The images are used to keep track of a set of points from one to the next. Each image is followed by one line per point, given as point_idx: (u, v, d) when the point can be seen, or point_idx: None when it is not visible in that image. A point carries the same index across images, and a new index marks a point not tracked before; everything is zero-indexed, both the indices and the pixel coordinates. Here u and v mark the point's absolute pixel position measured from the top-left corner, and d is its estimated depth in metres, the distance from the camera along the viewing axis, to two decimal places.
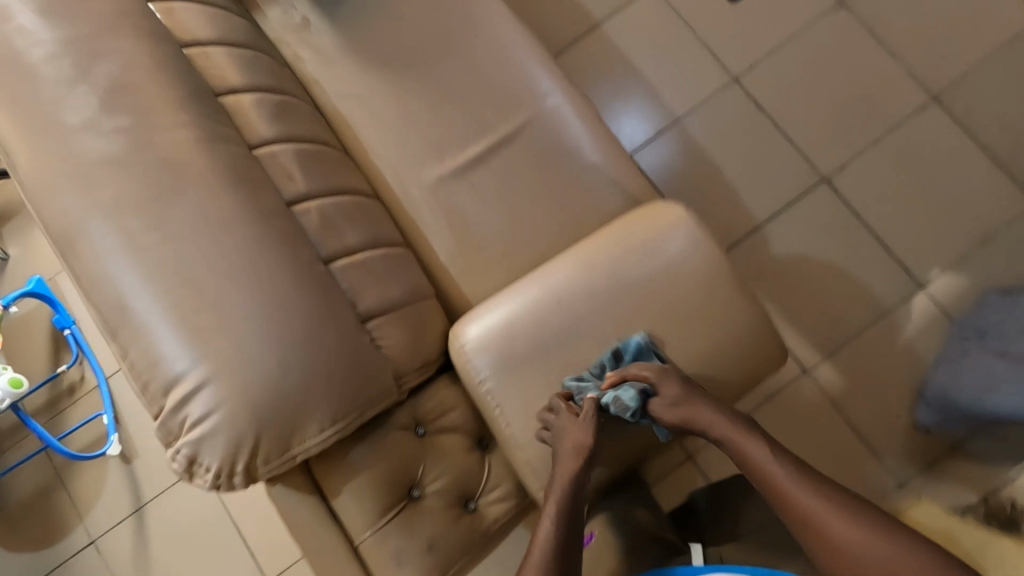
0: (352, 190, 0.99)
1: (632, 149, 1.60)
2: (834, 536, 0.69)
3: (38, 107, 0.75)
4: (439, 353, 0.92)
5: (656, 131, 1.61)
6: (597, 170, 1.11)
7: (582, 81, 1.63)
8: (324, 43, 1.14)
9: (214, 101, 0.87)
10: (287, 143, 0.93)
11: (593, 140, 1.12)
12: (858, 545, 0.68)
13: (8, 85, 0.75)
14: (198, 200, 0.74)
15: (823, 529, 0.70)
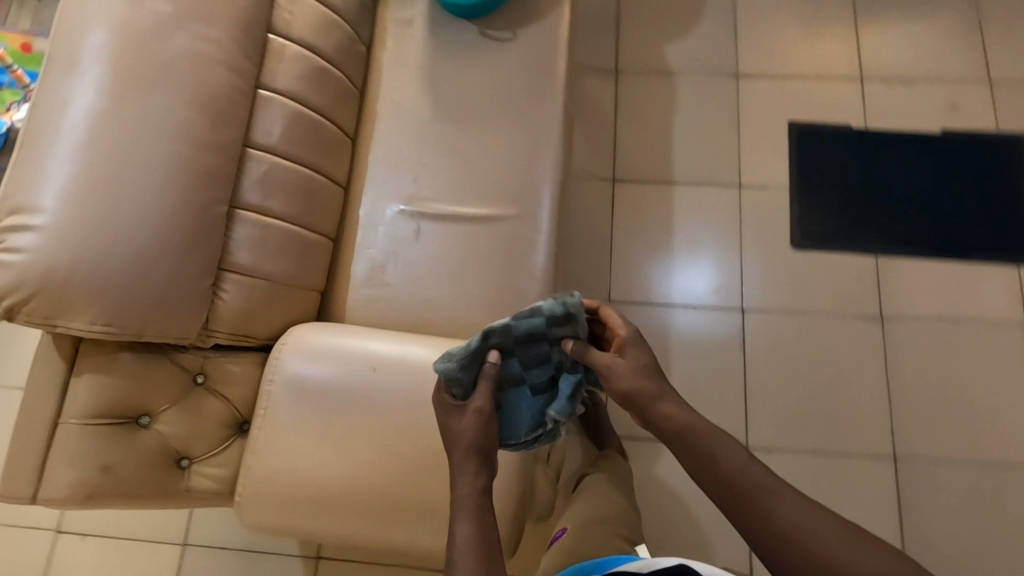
0: (320, 169, 1.08)
1: (616, 299, 1.62)
2: (781, 529, 0.64)
3: None
4: (269, 336, 1.00)
5: (647, 300, 1.61)
6: (527, 296, 1.11)
7: (623, 216, 1.67)
8: (408, 46, 1.24)
9: (259, 37, 0.98)
10: (292, 101, 1.03)
11: (545, 272, 1.12)
12: (803, 540, 0.63)
13: None
14: (163, 100, 0.86)
15: (768, 518, 0.65)
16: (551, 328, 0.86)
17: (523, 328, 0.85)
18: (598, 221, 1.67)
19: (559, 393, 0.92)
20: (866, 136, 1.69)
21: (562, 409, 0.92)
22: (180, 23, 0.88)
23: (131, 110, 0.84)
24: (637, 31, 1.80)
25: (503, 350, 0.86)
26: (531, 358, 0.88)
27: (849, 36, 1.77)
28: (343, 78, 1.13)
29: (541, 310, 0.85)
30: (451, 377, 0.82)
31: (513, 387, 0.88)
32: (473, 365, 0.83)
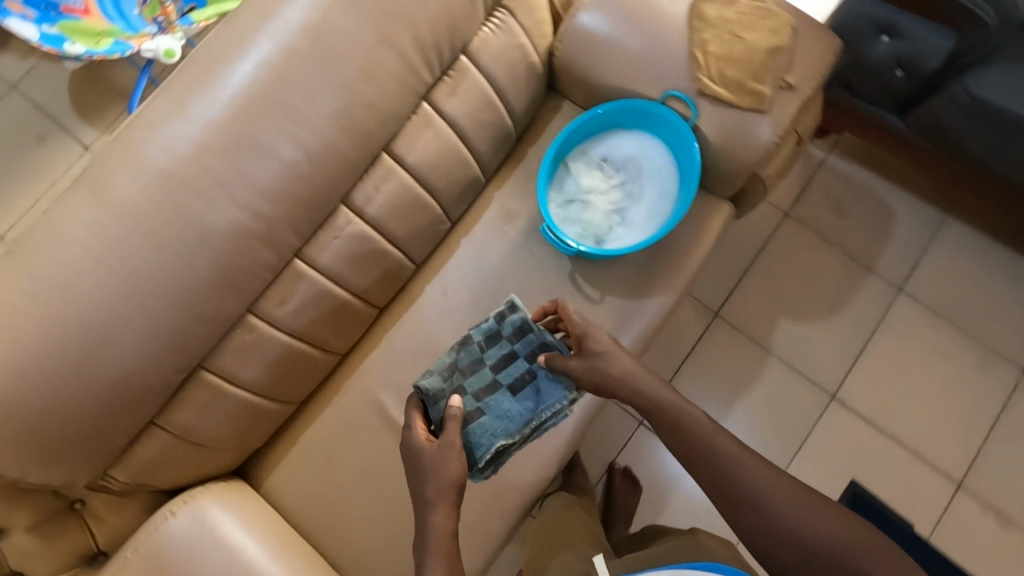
0: (320, 344, 0.97)
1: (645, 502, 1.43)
2: (743, 481, 0.80)
3: (206, 90, 0.79)
4: (169, 486, 0.93)
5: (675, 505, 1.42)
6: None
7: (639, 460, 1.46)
8: (493, 242, 1.10)
9: (324, 212, 0.88)
10: (326, 277, 0.92)
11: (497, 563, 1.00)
12: (764, 492, 0.79)
13: (219, 58, 0.79)
14: (177, 261, 0.78)
15: (736, 475, 0.80)
16: (503, 326, 1.01)
17: (480, 336, 1.01)
18: (611, 446, 1.47)
19: (537, 386, 0.99)
20: (922, 549, 1.44)
21: (547, 398, 0.99)
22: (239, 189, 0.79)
23: (141, 259, 0.76)
24: (761, 284, 1.61)
25: (471, 353, 1.00)
26: (496, 361, 1.00)
27: (979, 431, 1.51)
28: (402, 257, 1.02)
29: (488, 321, 1.02)
30: (433, 390, 0.96)
31: (488, 392, 0.99)
32: (440, 382, 0.98)
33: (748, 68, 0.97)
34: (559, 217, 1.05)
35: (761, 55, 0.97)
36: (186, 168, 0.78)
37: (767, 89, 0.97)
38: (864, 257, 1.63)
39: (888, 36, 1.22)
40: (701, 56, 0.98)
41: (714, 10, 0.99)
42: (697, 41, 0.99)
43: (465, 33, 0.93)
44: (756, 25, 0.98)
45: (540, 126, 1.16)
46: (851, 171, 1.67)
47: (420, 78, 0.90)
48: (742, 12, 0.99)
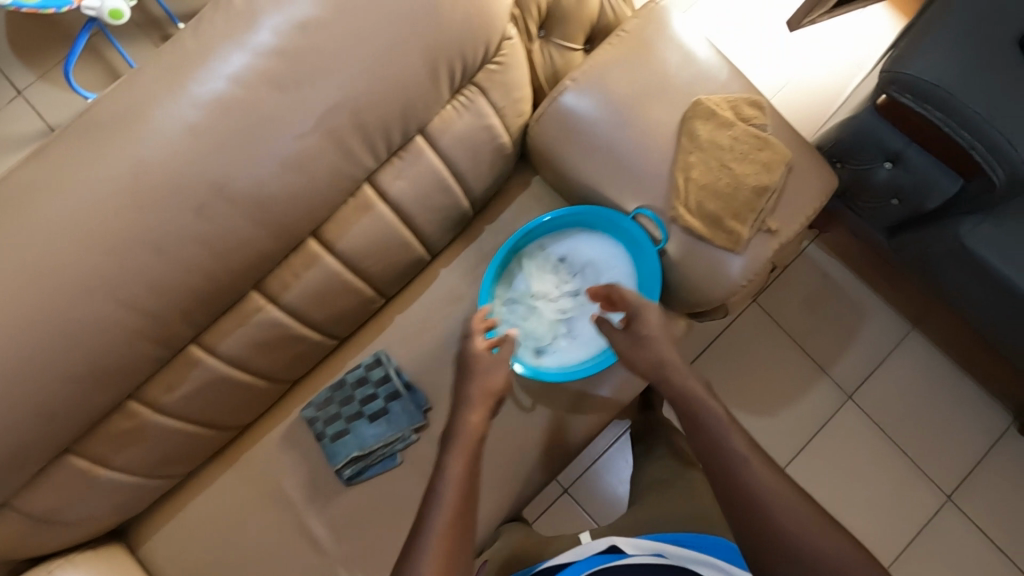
0: (215, 424, 0.89)
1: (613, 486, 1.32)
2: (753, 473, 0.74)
3: (91, 163, 0.66)
4: (25, 557, 0.85)
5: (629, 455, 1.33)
6: None
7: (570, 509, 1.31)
8: (429, 326, 1.02)
9: (229, 301, 0.78)
10: (230, 363, 0.83)
11: None
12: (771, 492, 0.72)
13: (114, 127, 0.67)
14: (32, 362, 0.67)
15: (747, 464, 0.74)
16: (370, 373, 0.99)
17: (347, 377, 0.99)
18: (534, 512, 1.31)
19: (393, 424, 0.97)
20: None
21: (402, 437, 0.97)
22: (117, 287, 0.68)
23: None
24: (714, 369, 1.57)
25: (335, 393, 0.98)
26: (358, 402, 0.98)
27: (889, 551, 1.52)
28: (322, 338, 0.93)
29: (358, 365, 0.99)
30: (308, 419, 0.97)
31: (348, 427, 0.97)
32: (314, 414, 0.97)
33: (729, 205, 0.87)
34: (501, 317, 0.97)
35: (748, 192, 0.87)
36: (50, 255, 0.65)
37: (746, 230, 0.88)
38: (822, 357, 1.58)
39: (892, 163, 1.12)
40: (681, 181, 0.89)
41: (707, 129, 0.89)
42: (682, 163, 0.89)
43: (423, 116, 0.81)
44: (749, 155, 0.88)
45: (503, 203, 1.05)
46: (829, 265, 1.61)
47: (361, 165, 0.78)
48: (737, 138, 0.89)
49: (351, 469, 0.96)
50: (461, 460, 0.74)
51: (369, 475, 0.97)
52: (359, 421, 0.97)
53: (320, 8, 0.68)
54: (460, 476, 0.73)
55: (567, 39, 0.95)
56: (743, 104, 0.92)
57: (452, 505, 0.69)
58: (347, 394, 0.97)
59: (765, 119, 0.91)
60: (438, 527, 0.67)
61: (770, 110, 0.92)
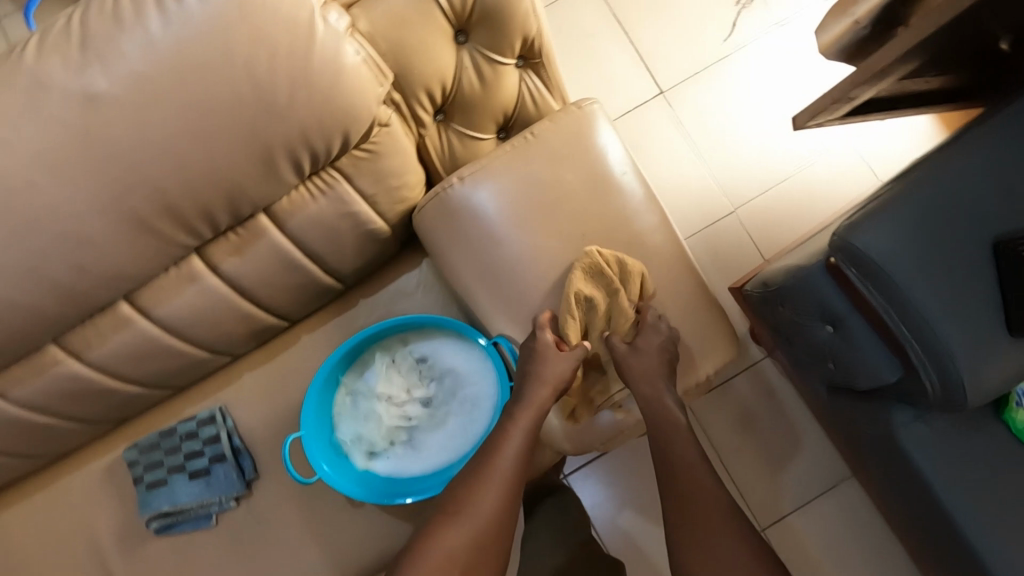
0: (20, 454, 0.86)
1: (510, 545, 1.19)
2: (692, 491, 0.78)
3: None
4: None
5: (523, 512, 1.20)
6: None
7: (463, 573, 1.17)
8: (276, 394, 0.96)
9: (17, 354, 0.73)
10: (30, 406, 0.80)
11: None
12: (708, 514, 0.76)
13: None
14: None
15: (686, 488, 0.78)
16: (202, 429, 0.94)
17: (178, 426, 0.94)
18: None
19: (213, 487, 0.93)
20: None
21: (219, 502, 0.93)
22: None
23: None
24: None
25: (163, 440, 0.94)
26: (184, 454, 0.93)
27: None
28: (149, 390, 0.88)
29: (194, 416, 0.95)
30: (129, 460, 0.93)
31: (167, 479, 0.93)
32: (136, 456, 0.93)
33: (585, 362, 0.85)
34: (341, 408, 0.90)
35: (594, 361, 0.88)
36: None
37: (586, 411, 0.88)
38: (743, 481, 1.46)
39: (832, 328, 0.98)
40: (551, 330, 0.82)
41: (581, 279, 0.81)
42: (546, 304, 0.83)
43: (261, 199, 0.73)
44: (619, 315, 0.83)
45: (385, 278, 0.97)
46: (778, 385, 1.48)
47: (177, 243, 0.71)
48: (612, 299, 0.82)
49: (162, 519, 0.93)
50: (517, 448, 0.78)
51: (179, 530, 0.94)
52: (179, 475, 0.93)
53: (115, 84, 0.60)
54: (512, 460, 0.77)
55: (471, 128, 0.84)
56: (626, 252, 0.84)
57: (495, 492, 0.74)
58: (173, 445, 0.93)
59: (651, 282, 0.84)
60: (489, 505, 0.74)
61: (668, 263, 0.85)
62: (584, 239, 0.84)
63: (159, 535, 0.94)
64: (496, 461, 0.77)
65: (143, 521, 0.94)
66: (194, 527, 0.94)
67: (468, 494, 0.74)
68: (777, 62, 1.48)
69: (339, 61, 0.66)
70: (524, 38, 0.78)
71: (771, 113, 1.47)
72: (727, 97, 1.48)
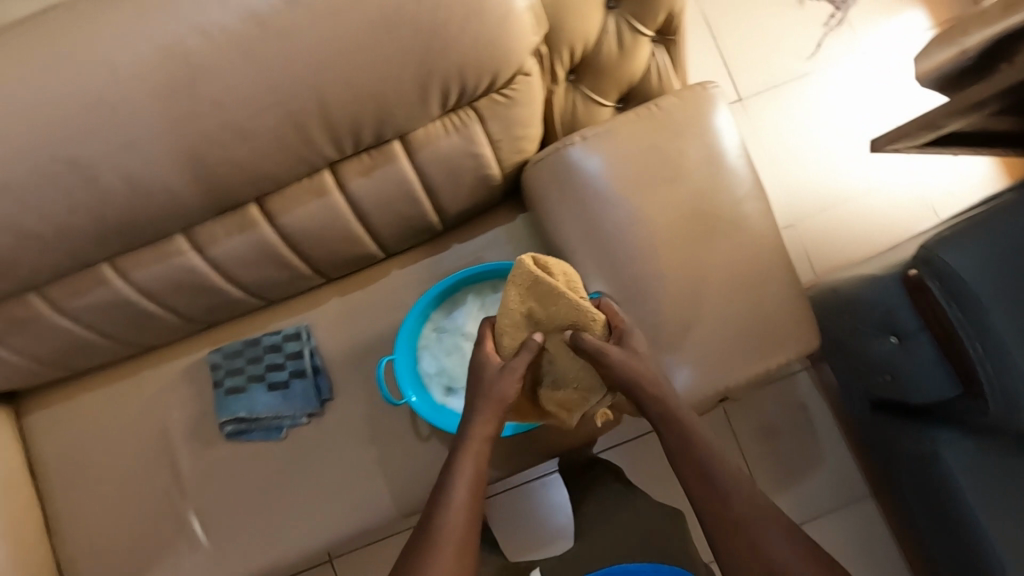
0: (116, 339, 0.89)
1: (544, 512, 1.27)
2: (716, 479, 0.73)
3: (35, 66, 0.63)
4: None
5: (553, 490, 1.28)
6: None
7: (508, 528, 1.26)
8: (359, 321, 0.99)
9: (149, 236, 0.76)
10: (142, 291, 0.83)
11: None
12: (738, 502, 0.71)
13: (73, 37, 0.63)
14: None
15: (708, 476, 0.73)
16: (286, 344, 0.97)
17: (263, 338, 0.97)
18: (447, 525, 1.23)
19: (288, 401, 0.96)
20: None
21: (291, 417, 0.96)
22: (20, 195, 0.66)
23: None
24: None
25: (246, 349, 0.97)
26: (265, 366, 0.97)
27: None
28: (247, 297, 0.91)
29: (279, 330, 0.98)
30: (211, 363, 0.97)
31: (245, 387, 0.96)
32: (219, 361, 0.97)
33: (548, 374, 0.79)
34: (426, 343, 0.93)
35: (564, 387, 0.80)
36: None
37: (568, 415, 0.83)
38: (764, 486, 1.50)
39: (897, 339, 1.01)
40: (518, 363, 0.75)
41: (523, 300, 0.74)
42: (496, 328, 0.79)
43: (402, 125, 0.76)
44: (715, 289, 0.87)
45: (478, 227, 1.00)
46: (811, 399, 1.51)
47: (319, 153, 0.75)
48: (564, 315, 0.74)
49: (234, 425, 0.96)
50: (465, 487, 0.73)
51: (248, 438, 0.97)
52: (257, 385, 0.96)
53: None
54: None
55: (597, 93, 0.87)
56: (728, 233, 0.87)
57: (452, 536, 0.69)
58: (255, 355, 0.97)
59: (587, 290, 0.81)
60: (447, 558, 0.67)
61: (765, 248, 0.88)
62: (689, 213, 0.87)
63: (227, 439, 0.98)
64: (445, 514, 0.71)
65: (216, 424, 0.97)
66: (262, 437, 0.97)
67: (424, 553, 0.68)
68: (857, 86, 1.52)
69: (510, 3, 0.69)
70: (668, 13, 0.82)
71: (845, 134, 1.51)
72: (805, 113, 1.52)
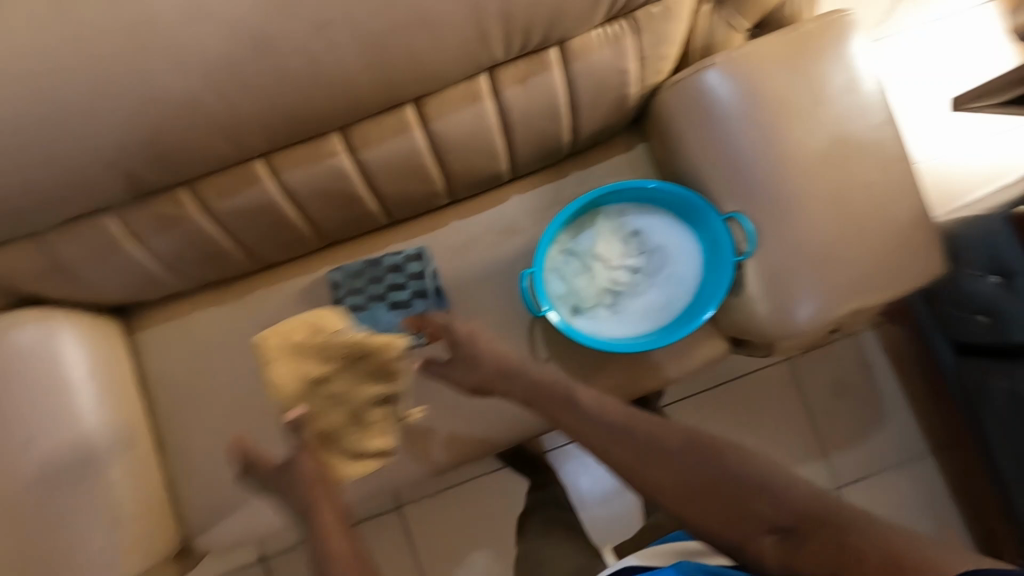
0: (248, 249, 0.89)
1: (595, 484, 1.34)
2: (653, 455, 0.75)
3: None
4: (32, 295, 0.88)
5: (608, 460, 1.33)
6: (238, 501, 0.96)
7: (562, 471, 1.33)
8: (478, 245, 0.99)
9: (309, 131, 0.76)
10: (287, 195, 0.82)
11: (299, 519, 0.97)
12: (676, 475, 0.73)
13: None
14: (108, 114, 0.67)
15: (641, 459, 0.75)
16: (407, 266, 0.97)
17: (384, 259, 0.97)
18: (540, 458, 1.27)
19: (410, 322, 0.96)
20: None
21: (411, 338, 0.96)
22: (210, 73, 0.67)
23: (61, 83, 0.65)
24: (723, 407, 1.53)
25: (367, 269, 0.96)
26: (386, 287, 0.96)
27: None
28: (377, 212, 0.91)
29: (400, 252, 0.97)
30: (333, 281, 0.96)
31: (368, 306, 0.96)
32: (340, 279, 0.96)
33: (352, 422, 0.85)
34: (553, 265, 0.93)
35: (372, 411, 0.86)
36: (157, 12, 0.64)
37: (391, 427, 0.89)
38: (827, 441, 1.53)
39: (999, 279, 1.04)
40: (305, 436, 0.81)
41: (292, 367, 0.80)
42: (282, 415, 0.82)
43: (566, 30, 0.77)
44: (847, 214, 0.88)
45: (598, 156, 1.01)
46: (875, 358, 1.54)
47: (488, 54, 0.75)
48: (326, 353, 0.82)
49: None
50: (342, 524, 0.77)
51: None
52: (379, 305, 0.96)
53: None
54: None
55: (737, 16, 0.89)
56: (861, 157, 0.89)
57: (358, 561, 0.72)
58: (378, 275, 0.96)
59: (347, 323, 0.84)
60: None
61: (896, 174, 0.90)
62: (827, 136, 0.88)
63: None
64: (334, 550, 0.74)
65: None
66: None
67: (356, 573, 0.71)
68: (962, 27, 1.39)
69: None
70: None
71: (946, 81, 1.39)
72: None
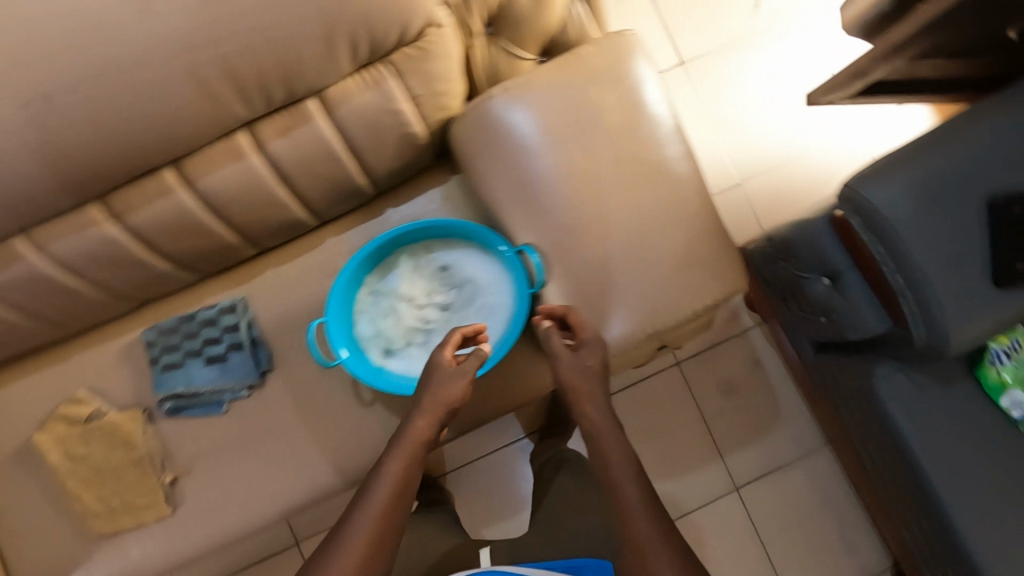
0: (43, 317, 0.88)
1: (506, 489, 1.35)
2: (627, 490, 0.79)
3: None
4: None
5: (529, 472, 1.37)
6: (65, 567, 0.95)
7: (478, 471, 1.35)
8: (294, 290, 0.98)
9: (63, 204, 0.76)
10: (65, 264, 0.82)
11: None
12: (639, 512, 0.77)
13: None
14: None
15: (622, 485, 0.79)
16: (221, 319, 0.96)
17: (198, 315, 0.96)
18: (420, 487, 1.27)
19: (227, 375, 0.95)
20: None
21: (229, 391, 0.95)
22: None
23: None
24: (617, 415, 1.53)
25: (182, 326, 0.96)
26: (200, 342, 0.96)
27: None
28: (177, 269, 0.91)
29: (215, 305, 0.97)
30: (147, 341, 0.96)
31: (183, 364, 0.95)
32: (154, 339, 0.96)
33: (118, 488, 0.95)
34: (360, 308, 0.94)
35: (128, 474, 0.94)
36: None
37: (152, 487, 0.94)
38: (724, 441, 1.53)
39: (829, 280, 1.04)
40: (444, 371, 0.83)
41: (63, 452, 0.95)
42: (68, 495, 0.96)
43: (313, 80, 0.76)
44: (641, 236, 0.87)
45: (412, 190, 1.01)
46: (766, 355, 1.54)
47: (230, 111, 0.74)
48: (79, 435, 0.94)
49: (172, 401, 0.96)
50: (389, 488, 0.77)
51: (186, 415, 0.97)
52: (194, 360, 0.96)
53: None
54: None
55: (515, 46, 0.88)
56: (649, 179, 0.88)
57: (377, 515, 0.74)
58: (191, 331, 0.96)
59: (90, 403, 0.95)
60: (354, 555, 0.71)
61: (688, 192, 0.89)
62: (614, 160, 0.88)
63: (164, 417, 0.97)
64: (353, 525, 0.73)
65: (154, 402, 0.97)
66: (201, 413, 0.96)
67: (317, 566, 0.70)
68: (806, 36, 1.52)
69: None
70: None
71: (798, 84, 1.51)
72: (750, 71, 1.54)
